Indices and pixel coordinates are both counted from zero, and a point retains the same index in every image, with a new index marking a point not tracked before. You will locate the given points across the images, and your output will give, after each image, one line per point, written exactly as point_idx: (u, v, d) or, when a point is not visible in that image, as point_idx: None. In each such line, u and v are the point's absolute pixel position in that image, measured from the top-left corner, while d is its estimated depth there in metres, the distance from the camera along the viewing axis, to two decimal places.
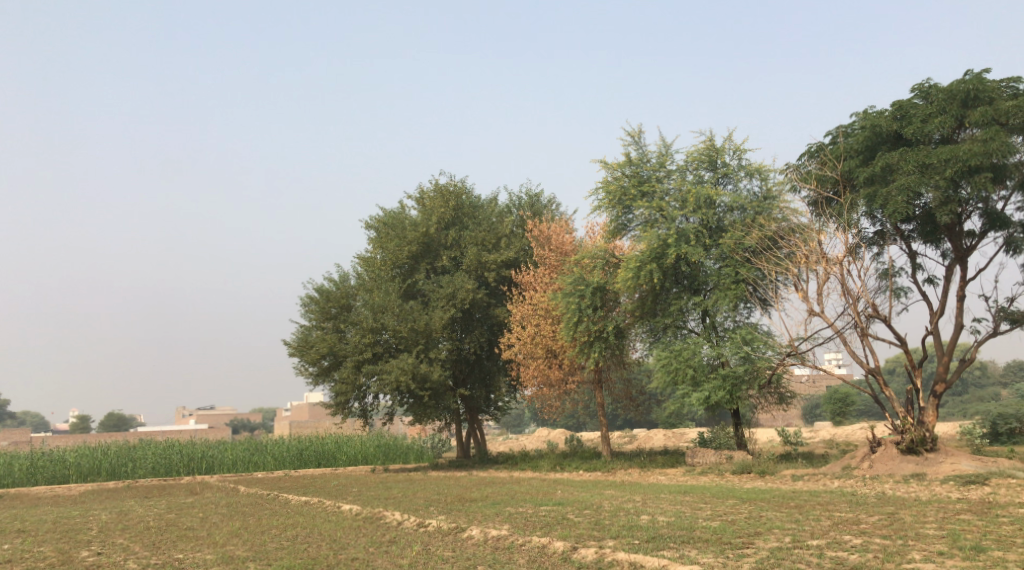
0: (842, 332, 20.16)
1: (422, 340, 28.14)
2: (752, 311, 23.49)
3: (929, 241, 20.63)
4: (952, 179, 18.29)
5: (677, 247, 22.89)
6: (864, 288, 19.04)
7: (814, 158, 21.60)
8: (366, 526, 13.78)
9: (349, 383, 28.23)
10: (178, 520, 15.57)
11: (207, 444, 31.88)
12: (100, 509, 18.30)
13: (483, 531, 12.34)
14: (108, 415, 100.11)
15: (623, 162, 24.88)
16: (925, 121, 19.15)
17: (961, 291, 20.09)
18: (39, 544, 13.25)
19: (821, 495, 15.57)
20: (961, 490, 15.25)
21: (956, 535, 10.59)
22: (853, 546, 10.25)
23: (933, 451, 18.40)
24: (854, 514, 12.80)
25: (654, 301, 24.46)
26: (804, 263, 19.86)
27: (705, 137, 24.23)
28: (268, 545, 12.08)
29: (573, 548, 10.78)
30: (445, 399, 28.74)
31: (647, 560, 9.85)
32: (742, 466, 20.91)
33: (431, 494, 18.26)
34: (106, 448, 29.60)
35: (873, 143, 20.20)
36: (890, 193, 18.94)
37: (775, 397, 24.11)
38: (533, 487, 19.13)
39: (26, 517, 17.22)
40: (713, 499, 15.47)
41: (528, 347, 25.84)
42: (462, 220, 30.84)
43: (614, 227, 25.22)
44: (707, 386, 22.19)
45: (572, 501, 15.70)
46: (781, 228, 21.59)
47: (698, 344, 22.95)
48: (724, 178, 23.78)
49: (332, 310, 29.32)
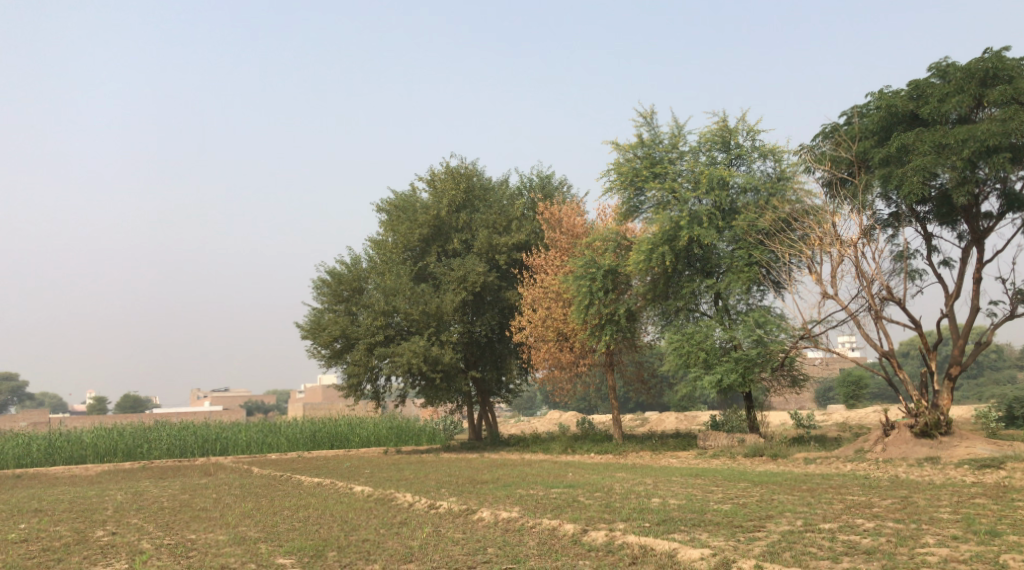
0: (856, 315, 20.01)
1: (433, 323, 28.18)
2: (765, 293, 23.31)
3: (946, 223, 20.40)
4: (970, 160, 17.99)
5: (689, 229, 22.71)
6: (878, 270, 18.85)
7: (829, 139, 21.33)
8: (378, 508, 13.81)
9: (362, 365, 28.36)
10: (193, 501, 15.65)
11: (222, 425, 32.11)
12: (116, 490, 18.44)
13: (494, 513, 12.35)
14: (125, 397, 101.27)
15: (635, 143, 24.65)
16: (943, 100, 18.81)
17: (978, 274, 19.86)
18: (55, 523, 13.36)
19: (834, 478, 15.49)
20: (975, 474, 15.13)
21: (970, 519, 10.50)
22: (866, 530, 10.18)
23: (947, 435, 18.29)
24: (867, 498, 12.74)
25: (666, 284, 24.27)
26: (818, 246, 19.69)
27: (718, 117, 23.96)
28: (280, 527, 12.10)
29: (583, 531, 10.75)
30: (456, 382, 28.79)
31: (658, 543, 9.81)
32: (754, 449, 20.86)
33: (443, 476, 18.32)
34: (123, 429, 29.89)
35: (889, 124, 19.96)
36: (905, 173, 18.70)
37: (788, 380, 23.98)
38: (544, 470, 19.18)
39: (43, 497, 17.40)
40: (725, 482, 15.43)
41: (539, 330, 25.88)
42: (473, 203, 30.74)
43: (627, 209, 25.09)
44: (719, 369, 22.08)
45: (583, 484, 15.71)
46: (794, 210, 21.42)
47: (711, 327, 22.86)
48: (737, 159, 23.56)
49: (345, 292, 29.71)
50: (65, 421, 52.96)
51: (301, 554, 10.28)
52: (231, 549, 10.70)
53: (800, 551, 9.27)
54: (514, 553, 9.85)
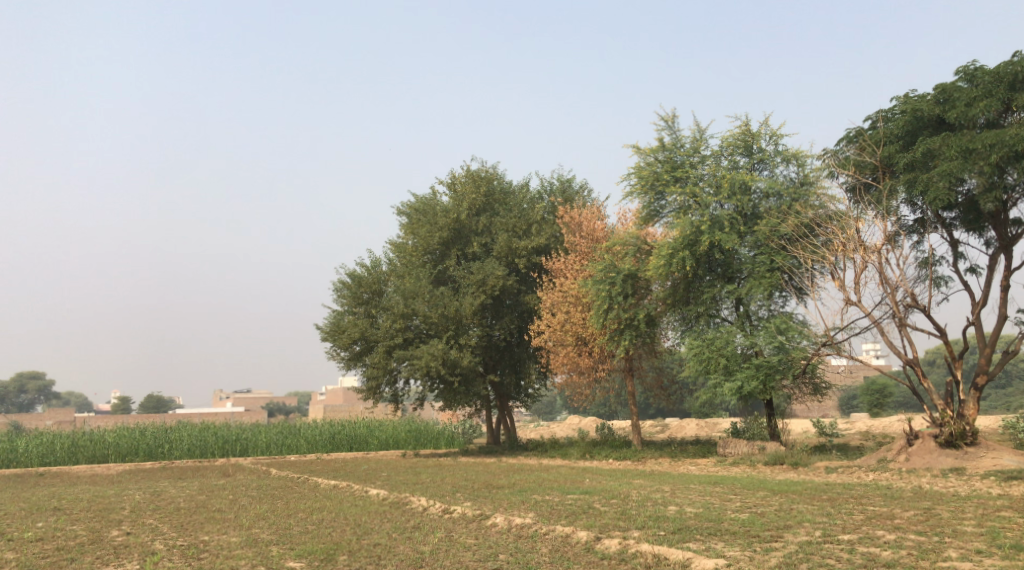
0: (880, 322, 19.68)
1: (452, 326, 28.17)
2: (787, 299, 23.01)
3: (973, 229, 20.02)
4: (998, 165, 17.65)
5: (710, 234, 22.49)
6: (903, 277, 18.52)
7: (853, 144, 21.03)
8: (392, 512, 13.77)
9: (381, 368, 28.39)
10: (209, 502, 15.69)
11: (243, 425, 32.29)
12: (136, 489, 18.60)
13: (508, 518, 12.25)
14: (149, 398, 102.80)
15: (657, 147, 24.46)
16: (970, 104, 18.46)
17: (1005, 281, 19.46)
18: (73, 522, 13.47)
19: (855, 488, 15.24)
20: (1001, 486, 14.79)
21: (995, 533, 10.23)
22: (886, 542, 9.94)
23: (973, 446, 17.92)
24: (889, 509, 12.48)
25: (687, 289, 24.02)
26: (842, 251, 19.39)
27: (741, 121, 23.73)
28: (293, 530, 12.09)
29: (597, 539, 10.61)
30: (475, 385, 28.71)
31: (672, 553, 9.64)
32: (774, 457, 20.58)
33: (460, 479, 18.29)
34: (145, 429, 30.13)
35: (914, 128, 19.70)
36: (930, 178, 18.40)
37: (810, 388, 23.66)
38: (562, 475, 19.06)
39: (62, 495, 17.55)
40: (744, 490, 15.20)
41: (558, 335, 25.76)
42: (493, 207, 30.70)
43: (647, 213, 24.86)
44: (740, 376, 21.82)
45: (600, 490, 15.57)
46: (818, 215, 21.16)
47: (731, 333, 22.60)
48: (760, 164, 23.30)
49: (364, 294, 29.80)
50: (91, 421, 53.59)
51: (312, 557, 10.24)
52: (242, 551, 10.69)
53: (818, 562, 9.05)
54: (525, 560, 9.74)
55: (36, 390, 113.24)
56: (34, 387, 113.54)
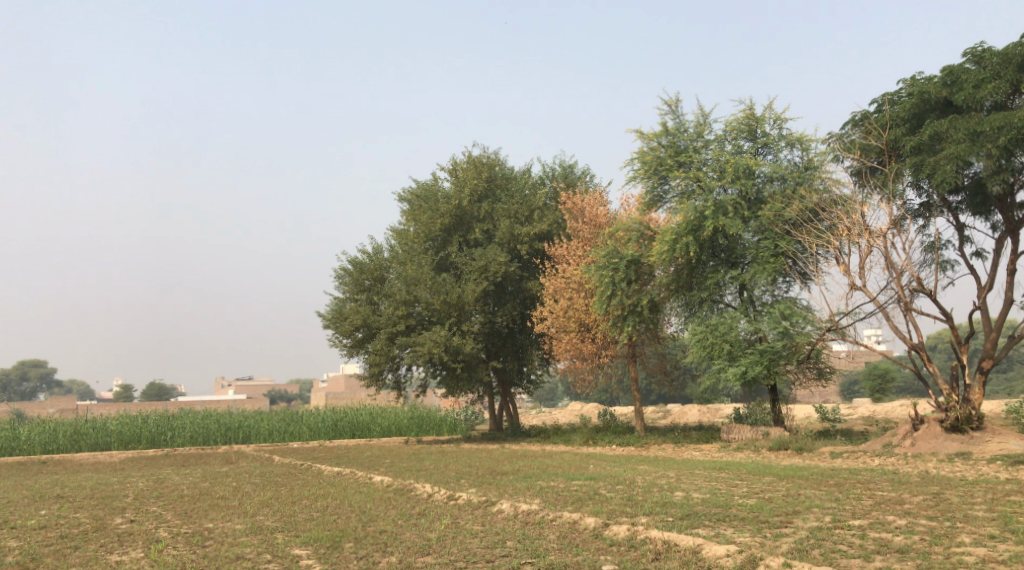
0: (885, 307, 19.55)
1: (454, 312, 28.05)
2: (791, 285, 22.94)
3: (979, 213, 19.85)
4: (1006, 148, 17.43)
5: (714, 219, 22.26)
6: (909, 261, 18.38)
7: (858, 127, 20.83)
8: (397, 499, 13.68)
9: (383, 355, 28.27)
10: (213, 489, 15.61)
11: (246, 412, 32.20)
12: (138, 477, 18.50)
13: (514, 505, 12.15)
14: (151, 386, 103.44)
15: (660, 132, 24.24)
16: (977, 87, 18.24)
17: (1011, 265, 19.33)
18: (75, 510, 13.38)
19: (862, 473, 15.14)
20: (1009, 471, 14.69)
21: (1007, 517, 10.13)
22: (898, 527, 9.85)
23: (978, 430, 17.82)
24: (897, 494, 12.39)
25: (690, 275, 23.84)
26: (846, 236, 19.19)
27: (744, 106, 23.50)
28: (298, 517, 12.00)
29: (605, 525, 10.52)
30: (478, 372, 28.64)
31: (682, 539, 9.54)
32: (779, 442, 20.50)
33: (464, 466, 18.17)
34: (147, 416, 30.03)
35: (921, 111, 19.50)
36: (937, 162, 18.24)
37: (814, 373, 23.53)
38: (566, 462, 18.98)
39: (65, 483, 17.50)
40: (750, 476, 15.11)
41: (561, 321, 25.61)
42: (495, 193, 30.45)
43: (650, 199, 24.63)
44: (744, 361, 21.67)
45: (605, 476, 15.52)
46: (822, 200, 20.99)
47: (735, 319, 22.49)
48: (764, 148, 23.12)
49: (366, 281, 29.69)
50: (92, 407, 53.79)
51: (318, 544, 10.16)
52: (248, 539, 10.59)
53: (830, 549, 8.94)
54: (533, 547, 9.63)
55: (37, 377, 113.21)
56: (37, 375, 113.50)
